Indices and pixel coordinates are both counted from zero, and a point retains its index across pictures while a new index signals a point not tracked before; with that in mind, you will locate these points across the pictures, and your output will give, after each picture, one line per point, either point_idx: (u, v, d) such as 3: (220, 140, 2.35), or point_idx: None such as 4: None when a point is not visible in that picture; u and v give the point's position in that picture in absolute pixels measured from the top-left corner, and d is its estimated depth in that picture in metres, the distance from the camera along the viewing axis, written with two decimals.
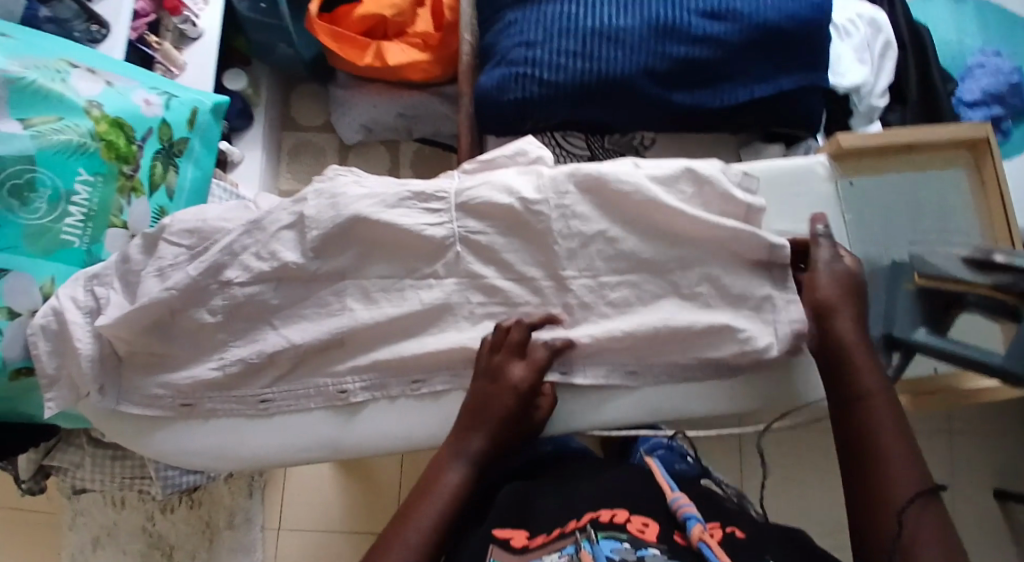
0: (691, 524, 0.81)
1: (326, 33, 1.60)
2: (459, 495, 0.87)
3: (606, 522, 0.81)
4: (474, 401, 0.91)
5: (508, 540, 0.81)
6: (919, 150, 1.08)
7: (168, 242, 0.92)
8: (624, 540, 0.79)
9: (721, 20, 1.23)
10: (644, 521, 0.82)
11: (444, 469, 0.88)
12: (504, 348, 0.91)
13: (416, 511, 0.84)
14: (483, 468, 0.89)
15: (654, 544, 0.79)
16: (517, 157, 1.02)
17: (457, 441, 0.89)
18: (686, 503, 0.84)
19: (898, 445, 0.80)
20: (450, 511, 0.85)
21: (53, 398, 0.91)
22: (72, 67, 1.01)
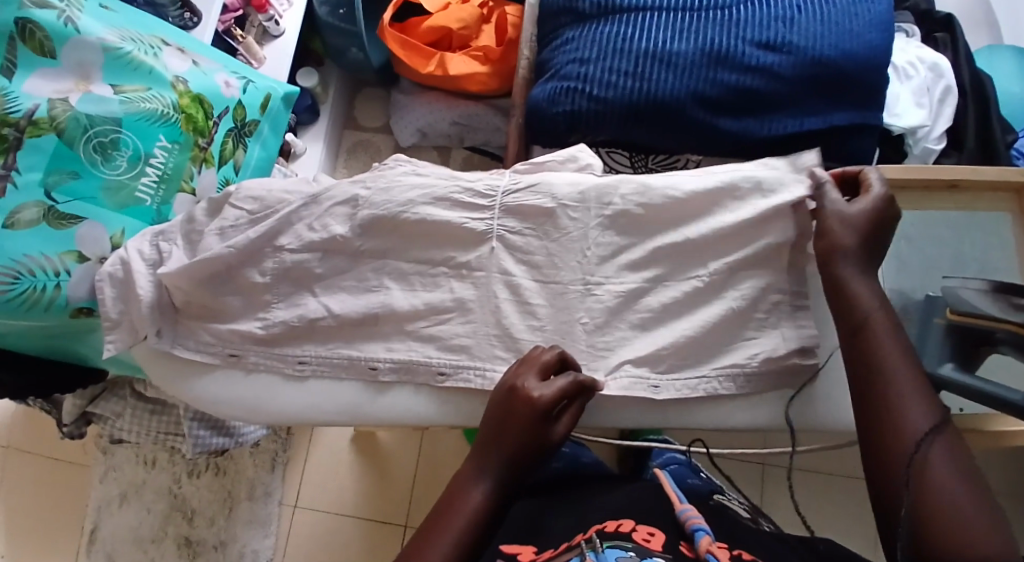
0: (700, 537, 0.81)
1: (395, 41, 1.69)
2: (483, 511, 0.86)
3: (611, 532, 0.83)
4: (494, 421, 0.91)
5: (516, 555, 0.85)
6: (965, 189, 1.08)
7: (233, 205, 1.00)
8: (629, 549, 0.79)
9: (775, 52, 1.26)
10: (649, 532, 0.83)
11: (469, 486, 0.88)
12: (527, 369, 0.93)
13: (444, 522, 0.85)
14: (508, 483, 0.89)
15: (657, 553, 0.80)
16: (568, 164, 1.07)
17: (479, 460, 0.90)
18: (695, 515, 0.85)
19: (910, 391, 0.80)
20: (480, 516, 0.86)
21: (113, 340, 0.98)
22: (164, 44, 1.10)
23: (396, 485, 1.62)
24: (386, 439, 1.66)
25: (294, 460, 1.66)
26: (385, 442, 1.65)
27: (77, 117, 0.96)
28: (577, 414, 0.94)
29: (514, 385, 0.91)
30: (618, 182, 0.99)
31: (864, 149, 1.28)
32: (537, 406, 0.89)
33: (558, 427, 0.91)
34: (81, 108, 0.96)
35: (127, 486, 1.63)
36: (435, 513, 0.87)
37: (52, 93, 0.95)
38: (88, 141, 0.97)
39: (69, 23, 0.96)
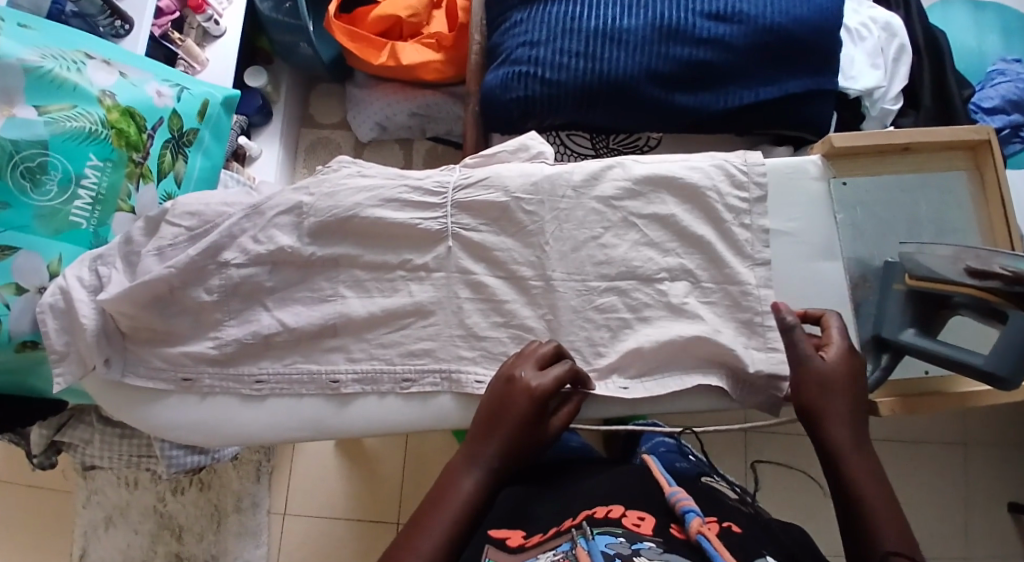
0: (690, 517, 0.79)
1: (343, 33, 1.64)
2: (473, 502, 0.82)
3: (601, 518, 0.80)
4: (490, 408, 0.87)
5: (504, 540, 0.81)
6: (916, 151, 1.01)
7: (169, 223, 0.96)
8: (619, 535, 0.77)
9: (726, 22, 1.24)
10: (639, 516, 0.81)
11: (457, 477, 0.84)
12: (527, 356, 0.89)
13: (432, 517, 0.81)
14: (497, 477, 0.85)
15: (648, 538, 0.78)
16: (518, 152, 1.04)
17: (471, 450, 0.85)
18: (684, 496, 0.82)
19: (865, 459, 0.81)
20: (468, 515, 0.81)
21: (62, 373, 0.94)
22: (89, 58, 1.05)
23: (384, 486, 1.60)
24: (373, 444, 1.63)
25: (280, 468, 1.62)
26: (371, 445, 1.63)
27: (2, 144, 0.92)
28: (575, 409, 0.91)
29: (512, 373, 0.88)
30: (568, 168, 0.97)
31: (822, 115, 1.26)
32: (535, 395, 0.86)
33: (552, 421, 0.88)
34: (6, 134, 0.92)
35: (112, 509, 1.56)
36: (423, 508, 0.82)
37: None
38: (15, 168, 0.93)
39: None
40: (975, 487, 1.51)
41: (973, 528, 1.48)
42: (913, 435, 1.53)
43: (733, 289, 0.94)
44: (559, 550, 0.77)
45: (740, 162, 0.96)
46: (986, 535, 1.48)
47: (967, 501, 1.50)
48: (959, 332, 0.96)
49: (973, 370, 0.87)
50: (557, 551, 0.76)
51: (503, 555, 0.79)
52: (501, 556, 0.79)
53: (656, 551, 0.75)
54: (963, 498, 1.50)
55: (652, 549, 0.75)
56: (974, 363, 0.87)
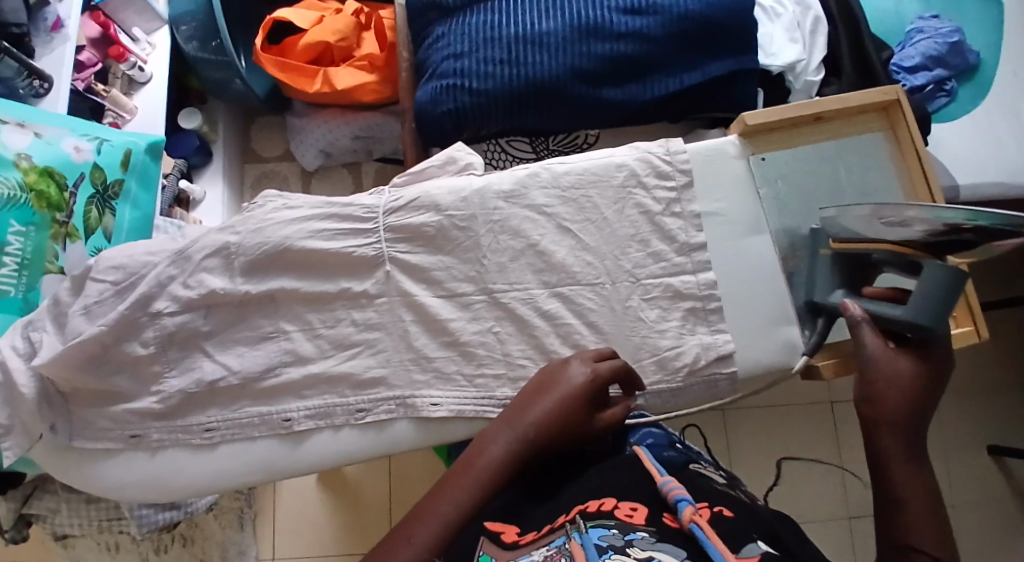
0: (683, 506, 0.72)
1: (272, 64, 1.62)
2: (498, 472, 0.77)
3: (594, 511, 0.73)
4: (539, 384, 0.84)
5: (499, 534, 0.74)
6: (830, 119, 1.02)
7: (94, 279, 0.93)
8: (612, 527, 0.72)
9: (642, 15, 1.25)
10: (631, 506, 0.74)
11: (489, 442, 0.80)
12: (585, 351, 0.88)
13: (454, 482, 0.77)
14: (530, 450, 0.80)
15: (641, 528, 0.72)
16: (446, 166, 1.04)
17: (507, 418, 0.81)
18: (676, 485, 0.76)
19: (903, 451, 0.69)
20: (493, 483, 0.77)
21: (9, 447, 0.89)
22: (1, 122, 1.03)
23: (370, 512, 1.60)
24: (353, 472, 1.62)
25: (262, 512, 1.61)
26: (352, 475, 1.62)
27: None
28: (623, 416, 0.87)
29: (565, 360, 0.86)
30: (496, 178, 0.97)
31: (747, 95, 1.27)
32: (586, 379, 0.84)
33: (598, 418, 0.84)
34: None
35: None
36: (451, 471, 0.79)
37: None
38: None
39: None
40: (955, 437, 1.52)
41: (954, 469, 1.50)
42: None
43: (672, 282, 0.95)
44: (552, 546, 0.69)
45: (663, 152, 0.97)
46: (974, 482, 1.49)
47: (947, 451, 1.51)
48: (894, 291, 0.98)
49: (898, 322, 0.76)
50: (551, 546, 0.69)
51: (498, 550, 0.71)
52: (497, 552, 0.71)
53: (650, 541, 0.70)
54: (946, 449, 1.51)
55: (645, 539, 0.70)
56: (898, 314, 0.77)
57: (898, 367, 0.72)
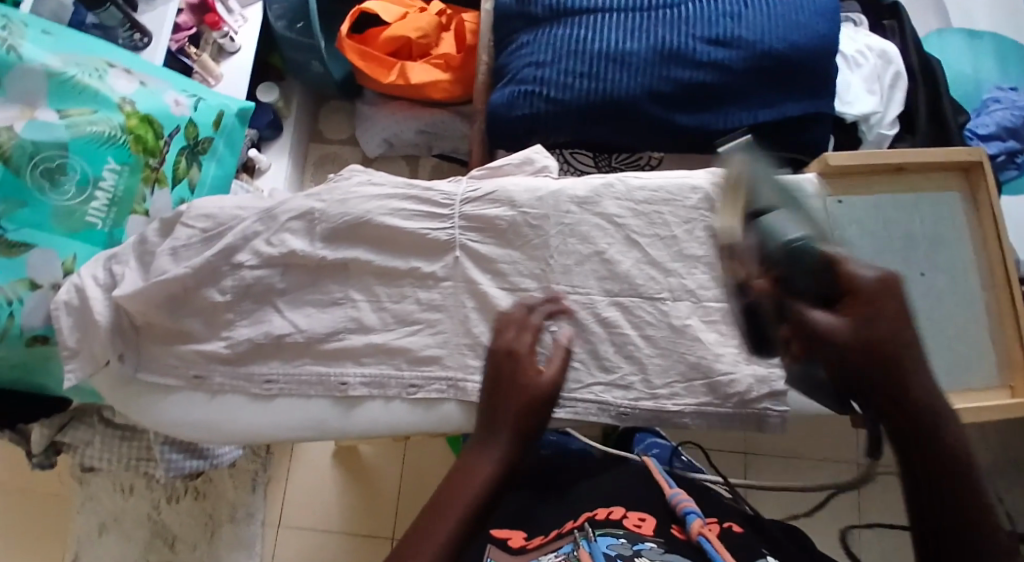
0: (690, 519, 0.85)
1: (354, 51, 1.67)
2: (495, 476, 0.80)
3: (602, 520, 0.85)
4: (492, 384, 0.88)
5: (507, 541, 0.85)
6: (910, 172, 1.04)
7: (185, 225, 0.98)
8: (620, 535, 0.82)
9: (726, 47, 1.24)
10: (639, 517, 0.86)
11: (476, 455, 0.81)
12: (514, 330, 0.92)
13: (454, 502, 0.77)
14: (516, 459, 0.83)
15: (649, 538, 0.83)
16: (523, 166, 1.06)
17: (487, 430, 0.83)
18: (683, 498, 0.88)
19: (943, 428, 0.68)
20: (489, 497, 0.78)
21: (74, 369, 0.95)
22: (110, 66, 1.08)
23: (379, 494, 1.62)
24: (367, 452, 1.65)
25: (275, 480, 1.64)
26: (366, 455, 1.65)
27: (23, 145, 0.95)
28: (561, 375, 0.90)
29: (505, 350, 0.89)
30: (573, 183, 0.99)
31: (820, 137, 1.26)
32: (520, 357, 0.89)
33: (541, 384, 0.87)
34: (28, 136, 0.96)
35: (105, 517, 1.52)
36: (443, 487, 0.79)
37: None
38: (35, 168, 0.96)
39: (12, 50, 0.96)
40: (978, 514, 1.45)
41: None
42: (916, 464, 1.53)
43: None
44: (561, 552, 0.81)
45: None
46: None
47: None
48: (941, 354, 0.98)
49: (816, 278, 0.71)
50: (560, 553, 0.80)
51: (504, 555, 0.83)
52: (503, 556, 0.83)
53: (657, 551, 0.81)
54: None
55: (652, 549, 0.80)
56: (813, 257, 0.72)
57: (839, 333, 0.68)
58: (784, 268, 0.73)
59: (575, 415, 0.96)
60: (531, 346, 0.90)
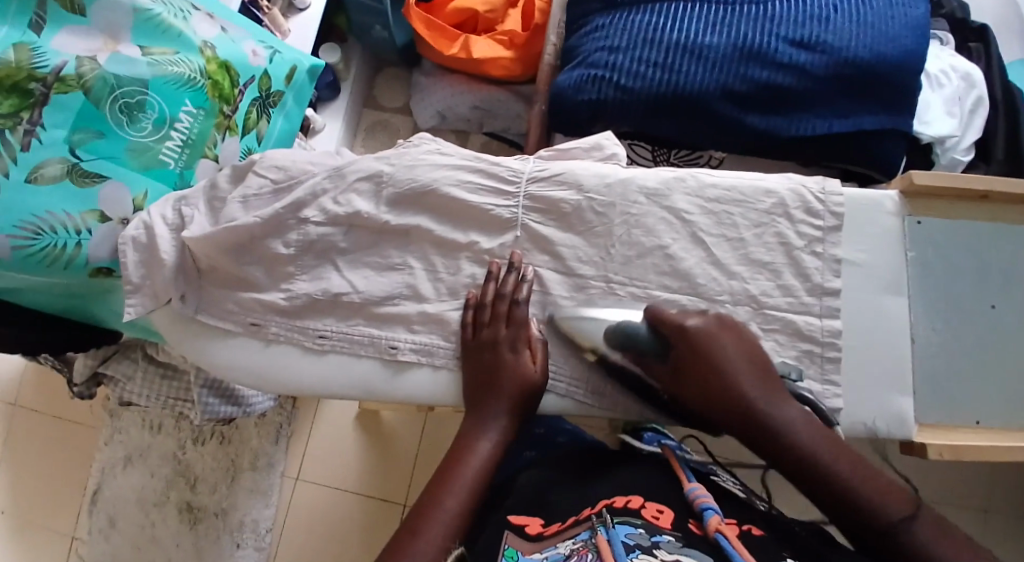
0: (709, 515, 0.80)
1: (420, 20, 1.68)
2: (492, 462, 0.87)
3: (620, 508, 0.81)
4: (480, 374, 0.93)
5: (523, 527, 0.84)
6: (992, 201, 1.01)
7: (257, 173, 0.99)
8: (638, 526, 0.78)
9: (808, 50, 1.22)
10: (658, 509, 0.82)
11: (474, 439, 0.89)
12: (492, 321, 0.94)
13: (454, 481, 0.85)
14: (510, 437, 0.90)
15: (667, 532, 0.78)
16: (592, 151, 1.06)
17: (481, 414, 0.90)
18: (703, 494, 0.84)
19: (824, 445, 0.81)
20: (486, 474, 0.87)
21: (134, 304, 0.97)
22: (194, 9, 1.08)
23: (397, 462, 1.62)
24: (390, 419, 1.65)
25: (298, 434, 1.66)
26: (388, 420, 1.64)
27: (104, 77, 0.96)
28: (547, 355, 0.94)
29: (494, 342, 0.93)
30: (642, 173, 0.98)
31: (892, 153, 1.24)
32: (515, 348, 0.92)
33: (532, 370, 0.92)
34: (109, 68, 0.96)
35: (132, 450, 1.60)
36: (445, 466, 0.87)
37: (81, 52, 0.95)
38: (114, 102, 0.97)
39: None
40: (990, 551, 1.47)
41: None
42: (939, 496, 1.51)
43: (795, 320, 0.95)
44: (578, 540, 0.77)
45: (818, 190, 0.97)
46: None
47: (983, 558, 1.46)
48: (988, 387, 0.97)
49: (650, 341, 0.88)
50: (577, 540, 0.77)
51: (523, 543, 0.81)
52: (523, 545, 0.80)
53: (675, 545, 0.76)
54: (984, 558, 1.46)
55: (670, 543, 0.76)
56: (641, 331, 0.89)
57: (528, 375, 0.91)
58: (626, 348, 0.90)
59: (617, 406, 0.95)
60: (512, 337, 0.93)
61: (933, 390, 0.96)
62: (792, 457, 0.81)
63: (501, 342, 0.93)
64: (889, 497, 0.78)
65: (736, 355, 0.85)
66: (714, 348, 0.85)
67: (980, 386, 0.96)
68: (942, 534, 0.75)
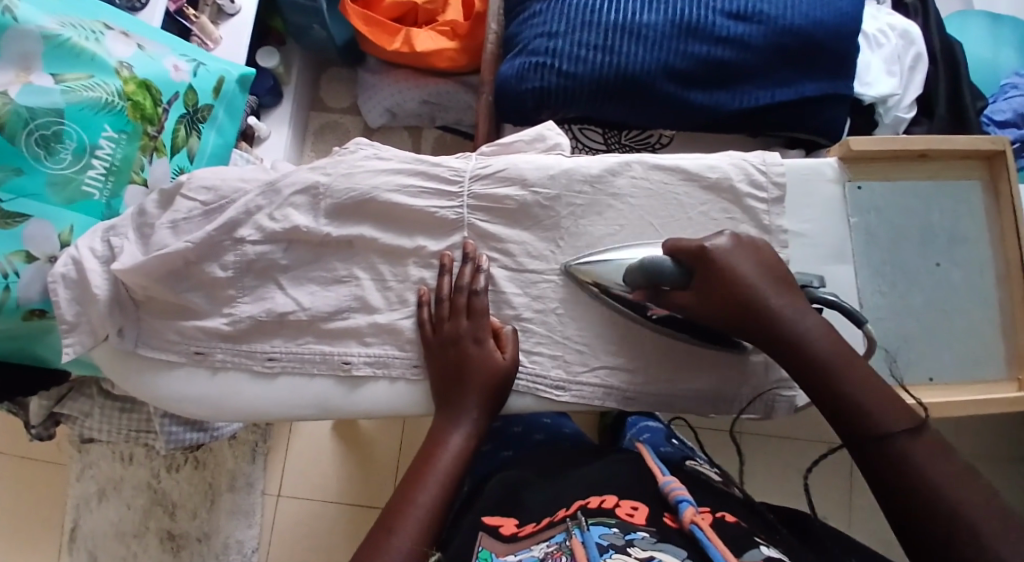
0: (683, 507, 0.78)
1: (357, 16, 1.63)
2: (463, 459, 0.86)
3: (595, 509, 0.79)
4: (444, 374, 0.90)
5: (497, 528, 0.81)
6: (933, 159, 0.99)
7: (185, 196, 0.95)
8: (613, 525, 0.76)
9: (746, 21, 1.21)
10: (632, 506, 0.80)
11: (446, 434, 0.87)
12: (451, 315, 0.91)
13: (426, 477, 0.84)
14: (483, 430, 0.89)
15: (641, 528, 0.77)
16: (535, 143, 1.03)
17: (451, 411, 0.89)
18: (677, 486, 0.82)
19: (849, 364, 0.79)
20: (459, 467, 0.86)
21: (72, 343, 0.94)
22: (107, 28, 1.05)
23: (377, 468, 1.58)
24: (368, 426, 1.60)
25: (276, 451, 1.60)
26: (367, 428, 1.60)
27: (18, 110, 0.92)
28: (515, 343, 0.92)
29: (457, 339, 0.90)
30: (585, 161, 0.95)
31: (837, 117, 1.23)
32: (482, 340, 0.90)
33: (501, 361, 0.90)
34: (22, 101, 0.92)
35: (104, 484, 1.57)
36: (415, 466, 0.86)
37: None
38: (30, 135, 0.93)
39: (6, 12, 0.91)
40: None
41: None
42: None
43: None
44: (553, 542, 0.76)
45: (759, 162, 0.94)
46: None
47: None
48: (941, 345, 0.96)
49: (673, 271, 0.85)
50: (552, 543, 0.75)
51: (496, 544, 0.78)
52: (496, 546, 0.78)
53: (650, 540, 0.75)
54: None
55: (646, 539, 0.75)
56: (666, 265, 0.85)
57: (497, 364, 0.90)
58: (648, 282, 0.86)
59: (581, 402, 0.94)
60: (474, 329, 0.90)
61: (883, 351, 0.96)
62: (814, 364, 0.79)
63: (467, 338, 0.90)
64: (893, 411, 0.76)
65: (761, 266, 0.82)
66: (732, 267, 0.82)
67: (933, 344, 0.96)
68: (937, 453, 0.74)
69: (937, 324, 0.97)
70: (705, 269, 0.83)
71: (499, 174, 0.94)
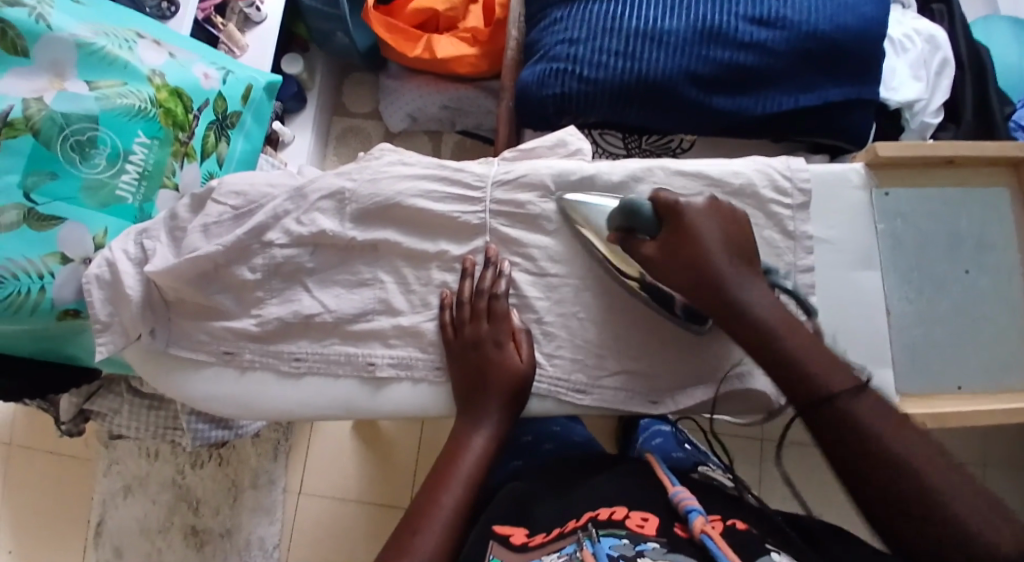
0: (693, 517, 0.79)
1: (381, 24, 1.65)
2: (483, 460, 0.88)
3: (606, 520, 0.80)
4: (466, 376, 0.92)
5: (508, 537, 0.81)
6: (959, 164, 1.00)
7: (215, 201, 0.98)
8: (623, 536, 0.77)
9: (770, 27, 1.21)
10: (643, 517, 0.80)
11: (467, 436, 0.89)
12: (472, 319, 0.93)
13: (449, 477, 0.86)
14: (505, 431, 0.90)
15: (652, 539, 0.77)
16: (556, 148, 1.05)
17: (473, 412, 0.90)
18: (688, 496, 0.82)
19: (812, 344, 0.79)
20: (482, 468, 0.87)
21: (105, 343, 0.97)
22: (138, 37, 1.08)
23: (396, 467, 1.60)
24: (387, 426, 1.62)
25: (297, 448, 1.64)
26: (386, 428, 1.62)
27: (53, 116, 0.94)
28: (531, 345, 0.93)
29: (478, 342, 0.92)
30: (608, 167, 0.96)
31: (862, 123, 1.23)
32: (501, 343, 0.92)
33: (518, 363, 0.91)
34: (57, 107, 0.95)
35: (130, 479, 1.57)
36: (438, 468, 0.88)
37: (26, 93, 0.93)
38: (66, 141, 0.96)
39: (40, 20, 0.94)
40: None
41: None
42: None
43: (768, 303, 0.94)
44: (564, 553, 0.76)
45: (783, 168, 0.95)
46: None
47: None
48: (967, 352, 0.97)
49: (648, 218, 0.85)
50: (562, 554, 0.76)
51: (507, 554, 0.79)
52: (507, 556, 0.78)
53: (660, 551, 0.75)
54: None
55: (656, 550, 0.75)
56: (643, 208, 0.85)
57: (515, 366, 0.91)
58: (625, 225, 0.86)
59: (602, 405, 0.95)
60: (494, 333, 0.92)
61: (910, 358, 0.96)
62: (822, 355, 0.79)
63: (486, 341, 0.92)
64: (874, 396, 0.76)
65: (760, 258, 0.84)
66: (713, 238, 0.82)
67: (959, 351, 0.97)
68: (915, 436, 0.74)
69: (963, 331, 0.97)
70: (676, 222, 0.84)
71: (518, 179, 0.96)
